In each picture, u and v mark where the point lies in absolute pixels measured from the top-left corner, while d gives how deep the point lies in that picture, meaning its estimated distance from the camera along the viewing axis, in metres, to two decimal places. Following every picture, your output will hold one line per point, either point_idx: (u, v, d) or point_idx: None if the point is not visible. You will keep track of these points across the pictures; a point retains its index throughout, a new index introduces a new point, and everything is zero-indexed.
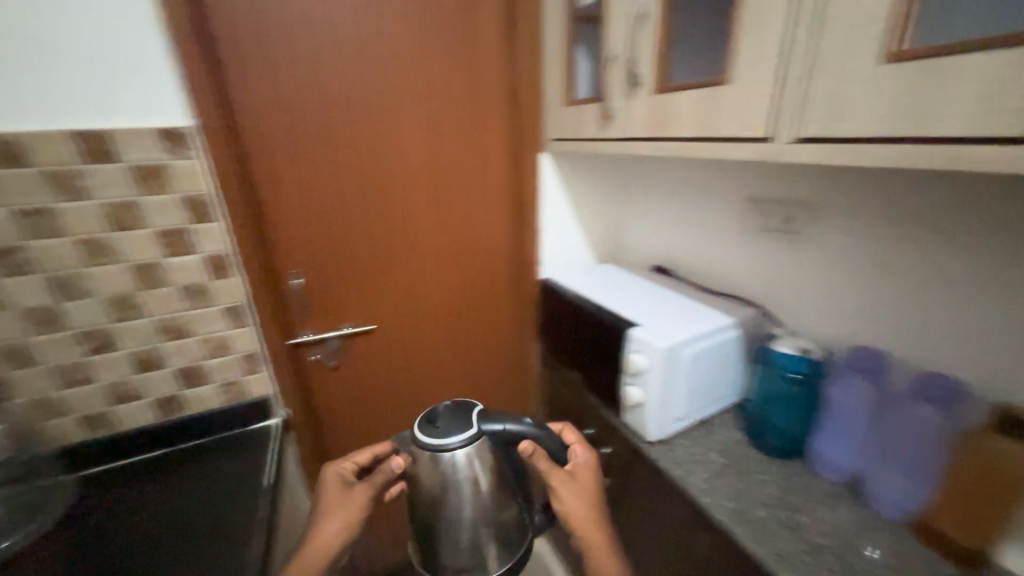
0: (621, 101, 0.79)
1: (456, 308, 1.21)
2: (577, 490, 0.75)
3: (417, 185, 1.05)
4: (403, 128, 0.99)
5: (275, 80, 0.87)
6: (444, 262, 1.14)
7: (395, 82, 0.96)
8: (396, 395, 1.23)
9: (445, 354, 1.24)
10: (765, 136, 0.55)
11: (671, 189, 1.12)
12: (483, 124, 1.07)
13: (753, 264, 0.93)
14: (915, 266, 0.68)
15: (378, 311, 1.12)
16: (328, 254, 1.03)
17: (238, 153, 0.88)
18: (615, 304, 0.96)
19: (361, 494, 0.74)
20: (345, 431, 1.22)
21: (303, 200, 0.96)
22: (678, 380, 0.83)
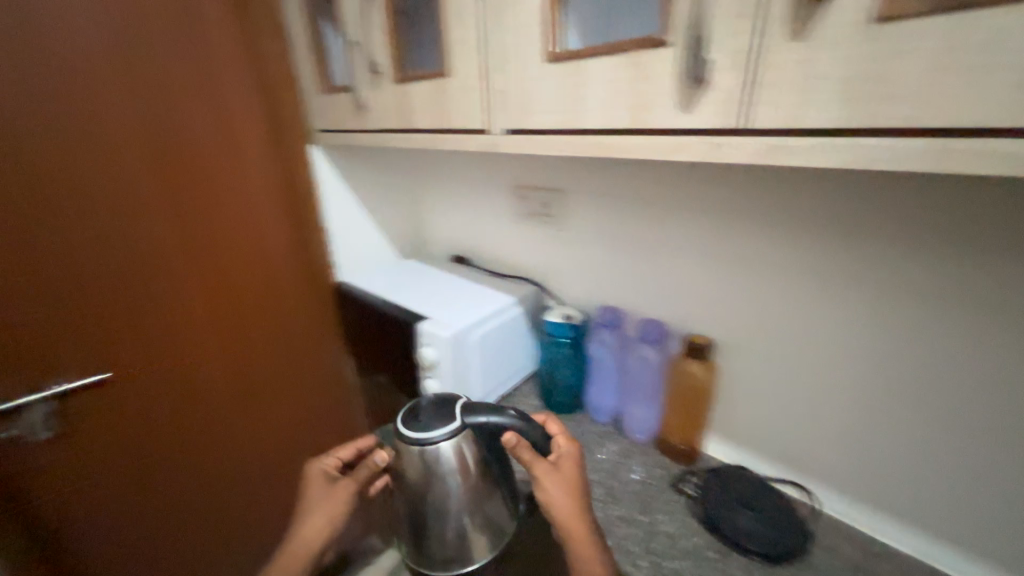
0: (370, 91, 0.77)
1: (235, 332, 1.02)
2: (564, 484, 0.61)
3: (140, 190, 0.83)
4: (98, 115, 0.76)
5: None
6: (205, 281, 0.95)
7: (70, 54, 0.72)
8: (168, 450, 0.99)
9: (230, 386, 1.05)
10: (484, 128, 0.59)
11: (456, 180, 1.15)
12: (227, 111, 0.89)
13: (529, 245, 1.02)
14: (633, 235, 0.81)
15: (113, 353, 0.87)
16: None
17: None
18: (408, 301, 0.95)
19: (344, 489, 0.69)
20: (124, 499, 0.96)
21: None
22: (471, 365, 0.86)
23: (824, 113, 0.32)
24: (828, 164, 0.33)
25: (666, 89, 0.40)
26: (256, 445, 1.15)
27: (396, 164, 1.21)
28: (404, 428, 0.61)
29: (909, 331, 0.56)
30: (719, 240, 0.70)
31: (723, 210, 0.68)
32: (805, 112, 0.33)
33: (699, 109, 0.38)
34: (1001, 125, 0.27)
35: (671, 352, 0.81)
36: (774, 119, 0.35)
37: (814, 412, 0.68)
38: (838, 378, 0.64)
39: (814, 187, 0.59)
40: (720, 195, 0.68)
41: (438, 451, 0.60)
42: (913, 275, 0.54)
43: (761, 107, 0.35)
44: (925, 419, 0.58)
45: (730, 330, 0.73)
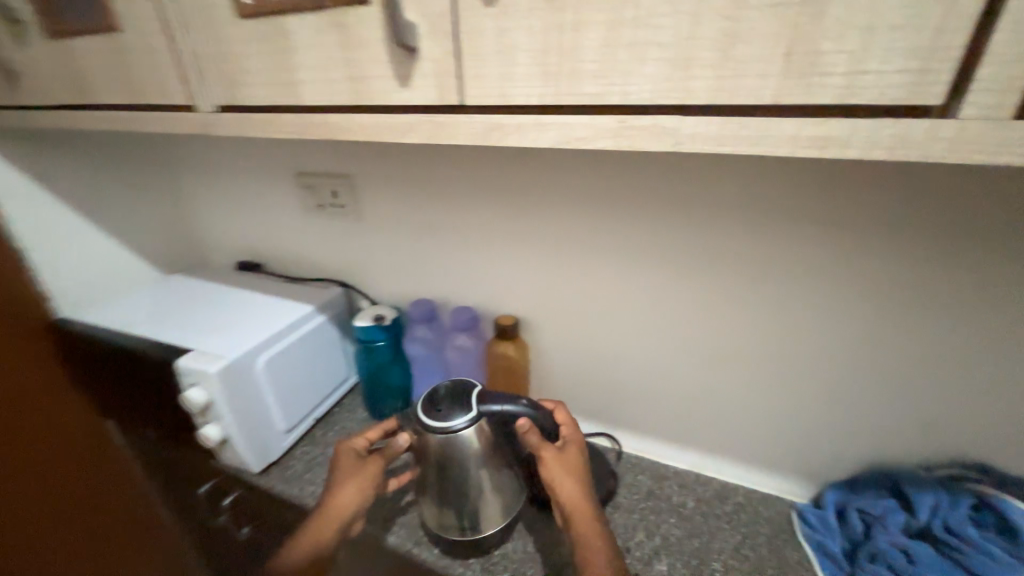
0: (15, 48, 0.53)
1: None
2: (566, 470, 0.60)
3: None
4: None
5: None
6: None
7: None
8: None
9: None
10: (188, 104, 0.45)
11: (227, 171, 0.93)
12: None
13: (327, 243, 0.89)
14: (431, 223, 0.76)
15: None
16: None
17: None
18: (166, 335, 0.74)
19: (373, 465, 0.65)
20: None
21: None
22: (263, 396, 0.72)
23: (527, 89, 0.31)
24: (541, 144, 0.32)
25: (379, 58, 0.34)
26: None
27: (138, 153, 0.92)
28: (422, 415, 0.59)
29: (665, 287, 0.64)
30: (512, 221, 0.69)
31: (511, 191, 0.67)
32: (512, 87, 0.31)
33: (417, 83, 0.34)
34: (662, 103, 0.28)
35: (486, 335, 0.80)
36: (486, 95, 0.32)
37: (611, 370, 0.75)
38: (624, 337, 0.71)
39: (582, 164, 0.61)
40: (506, 176, 0.67)
41: (456, 439, 0.58)
42: (663, 239, 0.61)
43: (472, 81, 0.32)
44: (685, 358, 0.68)
45: (536, 308, 0.75)
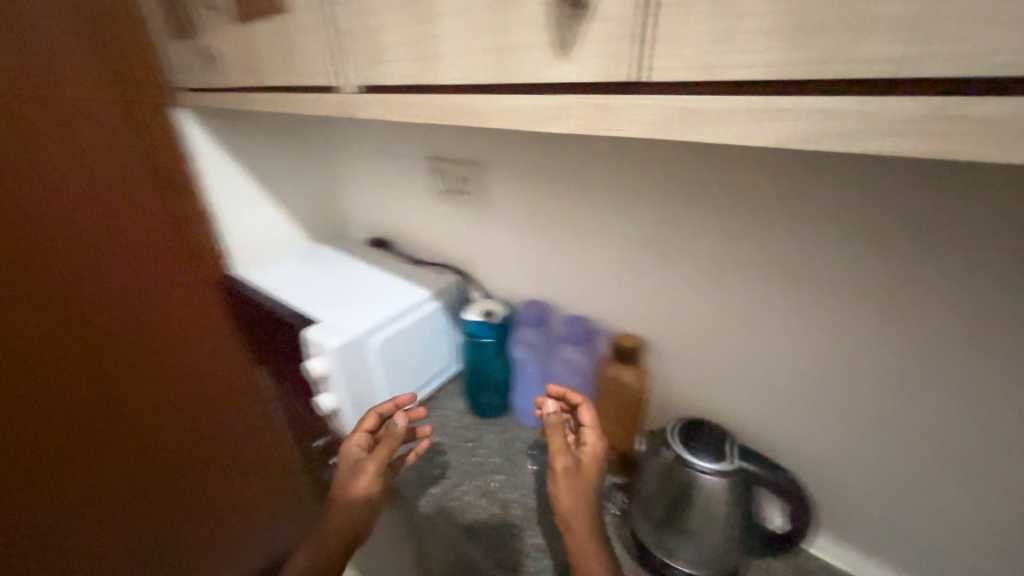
0: (214, 36, 0.59)
1: (104, 406, 0.84)
2: (571, 475, 0.58)
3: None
4: None
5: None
6: (54, 342, 0.76)
7: None
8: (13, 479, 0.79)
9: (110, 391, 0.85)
10: (335, 84, 0.44)
11: (368, 154, 0.98)
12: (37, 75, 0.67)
13: (449, 232, 0.89)
14: (560, 222, 0.71)
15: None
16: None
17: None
18: (296, 300, 0.79)
19: (376, 463, 0.63)
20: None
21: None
22: (371, 372, 0.75)
23: (748, 58, 0.24)
24: (752, 139, 0.25)
25: (545, 32, 0.30)
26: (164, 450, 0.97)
27: (302, 137, 1.03)
28: (674, 436, 0.57)
29: (846, 329, 0.50)
30: (648, 225, 0.61)
31: (653, 190, 0.59)
32: (729, 54, 0.25)
33: (580, 55, 0.29)
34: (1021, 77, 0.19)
35: (599, 350, 0.73)
36: (678, 69, 0.26)
37: (752, 419, 0.62)
38: (776, 382, 0.58)
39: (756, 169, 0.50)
40: (651, 175, 0.58)
41: (699, 481, 0.54)
42: (858, 272, 0.48)
43: (663, 50, 0.27)
44: (860, 422, 0.53)
45: (663, 328, 0.65)
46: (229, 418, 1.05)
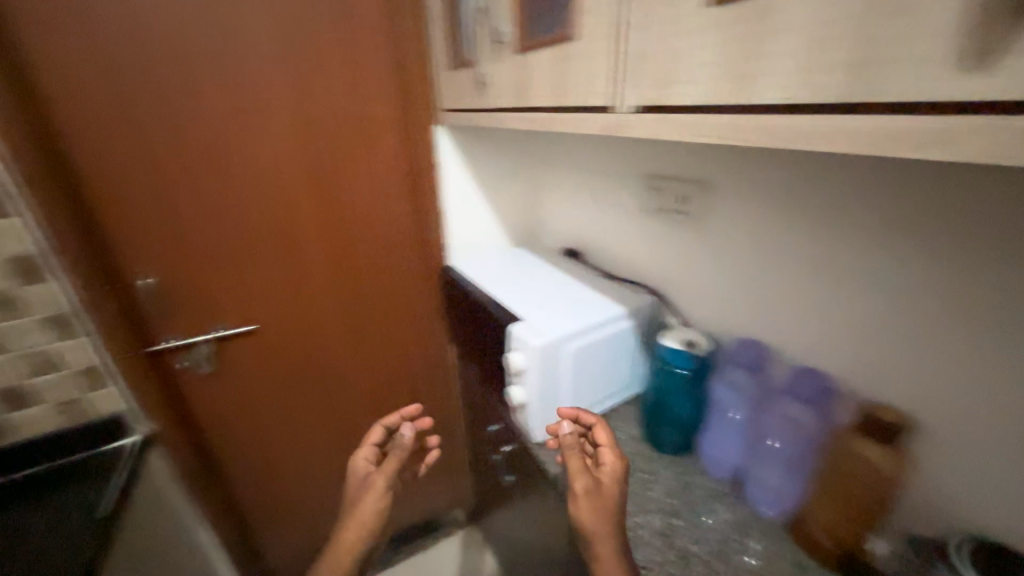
0: (491, 65, 0.69)
1: (352, 342, 1.17)
2: (596, 504, 0.61)
3: (270, 176, 0.92)
4: (268, 119, 0.88)
5: (82, 55, 0.71)
6: (338, 290, 1.09)
7: (250, 66, 0.83)
8: (293, 384, 1.14)
9: (354, 334, 1.17)
10: (610, 105, 0.47)
11: (575, 168, 1.05)
12: (365, 114, 0.96)
13: (649, 249, 0.89)
14: (799, 258, 0.64)
15: (259, 312, 1.02)
16: (192, 296, 0.94)
17: (3, 139, 0.69)
18: (508, 300, 0.86)
19: (384, 474, 0.84)
20: (275, 428, 1.16)
21: (118, 211, 0.82)
22: (562, 377, 0.78)
23: None
24: None
25: (944, 39, 0.25)
26: (375, 389, 1.27)
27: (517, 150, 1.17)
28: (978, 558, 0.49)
29: None
30: (942, 274, 0.50)
31: (955, 232, 0.48)
32: None
33: (1006, 65, 0.23)
34: None
35: (839, 421, 0.63)
36: None
37: None
38: None
39: None
40: (959, 215, 0.48)
41: None
42: None
43: None
44: None
45: (935, 402, 0.54)
46: (422, 372, 1.32)
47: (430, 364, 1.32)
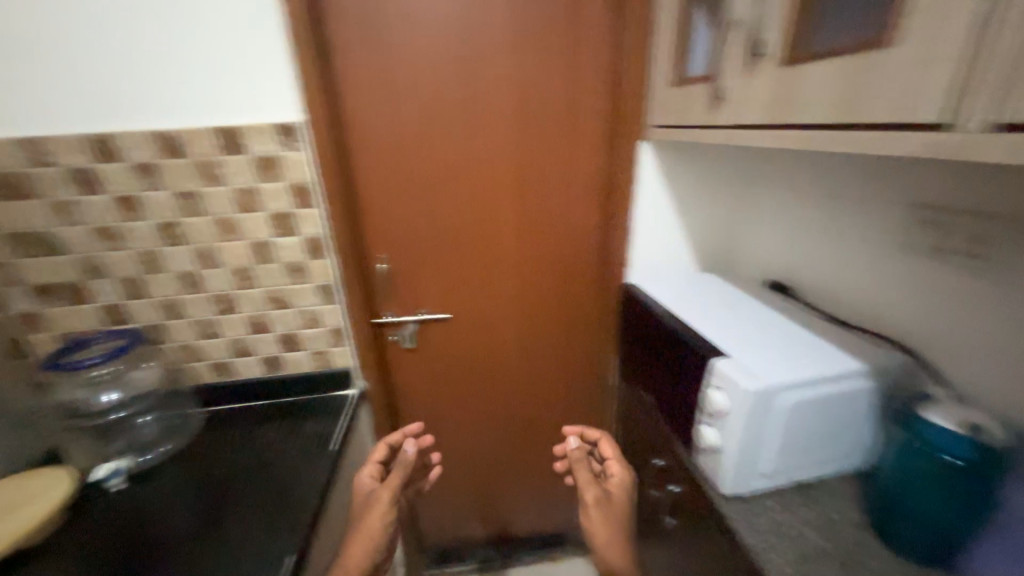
0: (738, 78, 0.65)
1: (524, 344, 1.24)
2: (611, 516, 0.88)
3: (484, 187, 1.05)
4: (493, 137, 1.01)
5: (375, 93, 0.95)
6: (521, 294, 1.17)
7: (488, 92, 0.97)
8: (467, 372, 1.26)
9: (526, 337, 1.23)
10: (942, 121, 0.39)
11: (804, 190, 0.92)
12: (573, 134, 1.02)
13: (911, 296, 0.73)
14: None
15: (454, 302, 1.17)
16: (410, 284, 1.13)
17: (318, 148, 0.92)
18: (707, 331, 0.79)
19: (390, 489, 0.88)
20: (446, 408, 1.30)
21: (376, 211, 1.05)
22: (772, 429, 0.68)
23: None
24: None
25: None
26: (534, 394, 1.32)
27: (727, 168, 1.08)
28: None
29: None
30: None
31: None
32: None
33: None
34: None
35: None
36: None
37: None
38: None
39: None
40: None
41: None
42: None
43: None
44: None
45: None
46: (583, 386, 1.32)
47: (589, 381, 1.32)
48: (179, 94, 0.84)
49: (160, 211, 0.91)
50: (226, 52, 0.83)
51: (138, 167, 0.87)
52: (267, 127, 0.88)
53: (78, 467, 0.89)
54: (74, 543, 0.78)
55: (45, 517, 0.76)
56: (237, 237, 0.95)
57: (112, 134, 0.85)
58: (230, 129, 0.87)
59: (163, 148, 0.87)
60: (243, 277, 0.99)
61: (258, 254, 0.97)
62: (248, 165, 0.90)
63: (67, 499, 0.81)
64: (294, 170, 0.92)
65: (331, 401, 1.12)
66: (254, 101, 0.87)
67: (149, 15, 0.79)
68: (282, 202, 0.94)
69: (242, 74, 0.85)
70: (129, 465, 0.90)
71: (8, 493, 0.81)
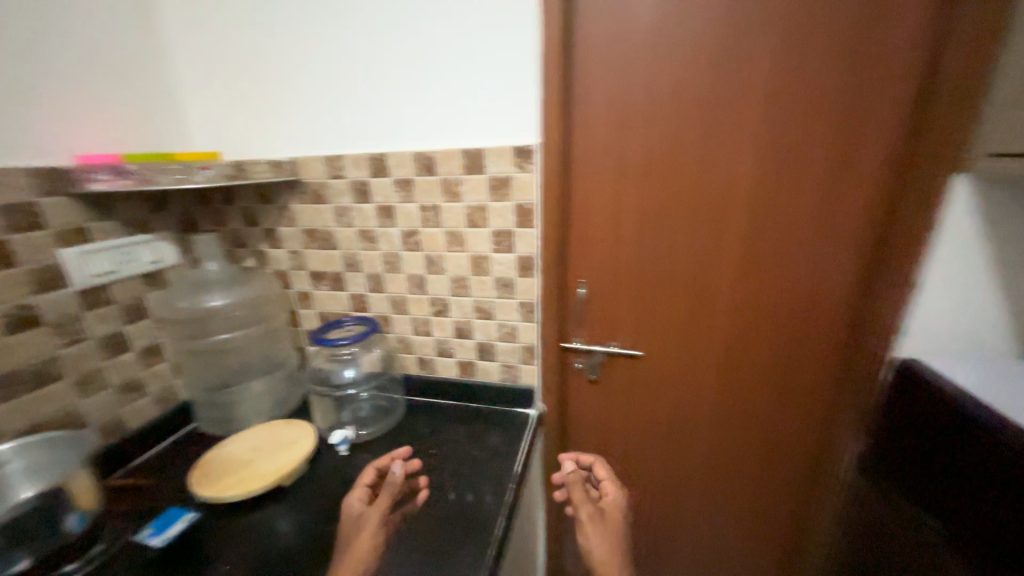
0: None
1: (725, 396, 1.08)
2: (608, 530, 0.87)
3: (714, 221, 0.94)
4: (734, 161, 0.89)
5: (609, 119, 0.92)
6: (735, 342, 1.02)
7: (737, 112, 0.86)
8: (652, 415, 1.14)
9: (729, 388, 1.07)
10: None
11: None
12: (841, 160, 0.85)
13: None
14: None
15: (651, 337, 1.07)
16: (607, 314, 1.07)
17: (547, 171, 0.93)
18: None
19: (377, 509, 0.78)
20: (621, 449, 1.20)
21: (587, 237, 1.02)
22: None
23: None
24: None
25: None
26: (727, 455, 1.13)
27: None
28: None
29: None
30: None
31: None
32: None
33: None
34: None
35: None
36: None
37: None
38: None
39: None
40: None
41: None
42: None
43: None
44: None
45: None
46: (793, 459, 1.09)
47: (803, 454, 1.09)
48: (442, 120, 0.95)
49: (408, 221, 1.04)
50: (487, 83, 0.90)
51: (400, 182, 1.01)
52: (507, 150, 0.93)
53: (317, 426, 1.06)
54: (306, 489, 0.91)
55: (294, 462, 0.91)
56: (462, 249, 1.03)
57: (387, 153, 1.00)
58: (475, 151, 0.95)
59: (420, 166, 0.99)
60: (459, 285, 1.07)
61: (476, 266, 1.04)
62: (484, 184, 0.97)
63: (308, 455, 0.96)
64: (522, 190, 0.96)
65: (510, 417, 1.13)
66: (500, 127, 0.93)
67: (433, 52, 0.91)
68: (505, 220, 0.99)
69: (495, 102, 0.91)
70: (351, 435, 1.02)
71: (276, 432, 1.02)
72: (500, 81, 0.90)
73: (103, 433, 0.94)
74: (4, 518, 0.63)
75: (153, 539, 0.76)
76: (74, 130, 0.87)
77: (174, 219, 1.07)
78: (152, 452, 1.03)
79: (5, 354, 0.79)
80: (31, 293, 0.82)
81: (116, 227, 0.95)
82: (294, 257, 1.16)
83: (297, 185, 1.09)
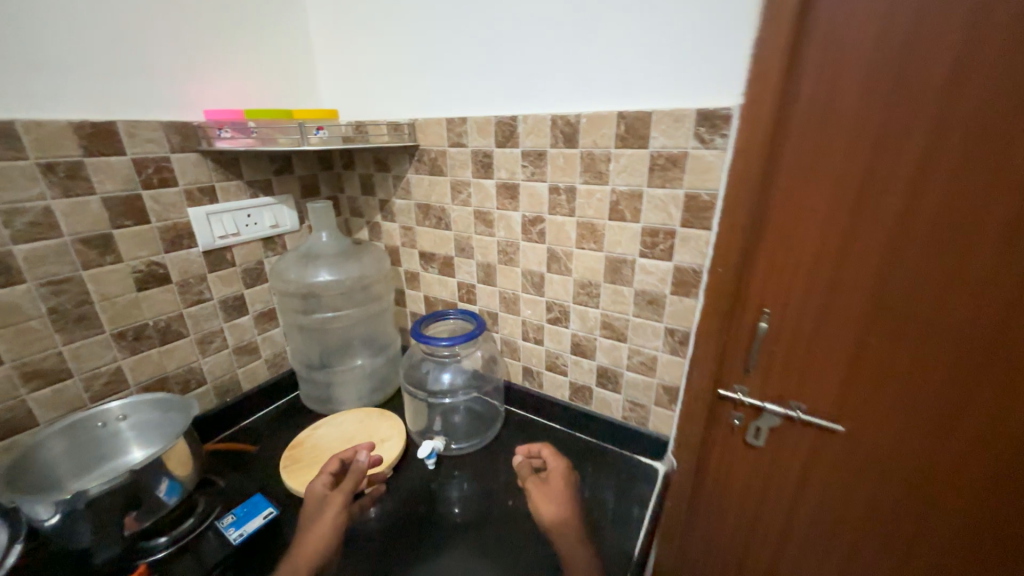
0: None
1: (978, 508, 0.70)
2: (551, 496, 0.79)
3: None
4: None
5: (874, 72, 0.57)
6: (1019, 456, 0.65)
7: None
8: (838, 508, 0.80)
9: (990, 500, 0.69)
10: None
11: None
12: None
13: None
14: None
15: (863, 404, 0.72)
16: (796, 368, 0.75)
17: (744, 146, 0.62)
18: None
19: (338, 505, 0.76)
20: (777, 539, 0.87)
21: (786, 257, 0.69)
22: None
23: None
24: None
25: None
26: None
27: None
28: None
29: None
30: None
31: None
32: None
33: None
34: None
35: None
36: None
37: None
38: None
39: None
40: None
41: None
42: None
43: None
44: None
45: None
46: None
47: None
48: (596, 72, 0.70)
49: (533, 204, 0.83)
50: (674, 14, 0.62)
51: (530, 154, 0.80)
52: (687, 115, 0.64)
53: (408, 427, 0.95)
54: (386, 502, 0.82)
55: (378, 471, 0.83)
56: (597, 247, 0.79)
57: (519, 116, 0.79)
58: (638, 116, 0.68)
59: (558, 135, 0.76)
60: (586, 292, 0.83)
61: (613, 272, 0.79)
62: (643, 163, 0.70)
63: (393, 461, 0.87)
64: (699, 175, 0.66)
65: (627, 465, 0.90)
66: (683, 81, 0.64)
67: None
68: (666, 215, 0.71)
69: (680, 43, 0.63)
70: (440, 448, 0.88)
71: (363, 422, 0.95)
72: (695, 9, 0.61)
73: (217, 391, 0.96)
74: (105, 487, 0.62)
75: (231, 532, 0.72)
76: (208, 82, 0.83)
77: (296, 182, 1.02)
78: (259, 416, 1.03)
79: (135, 309, 0.80)
80: (161, 250, 0.82)
81: (240, 188, 0.92)
82: (405, 233, 1.04)
83: (414, 152, 0.95)
